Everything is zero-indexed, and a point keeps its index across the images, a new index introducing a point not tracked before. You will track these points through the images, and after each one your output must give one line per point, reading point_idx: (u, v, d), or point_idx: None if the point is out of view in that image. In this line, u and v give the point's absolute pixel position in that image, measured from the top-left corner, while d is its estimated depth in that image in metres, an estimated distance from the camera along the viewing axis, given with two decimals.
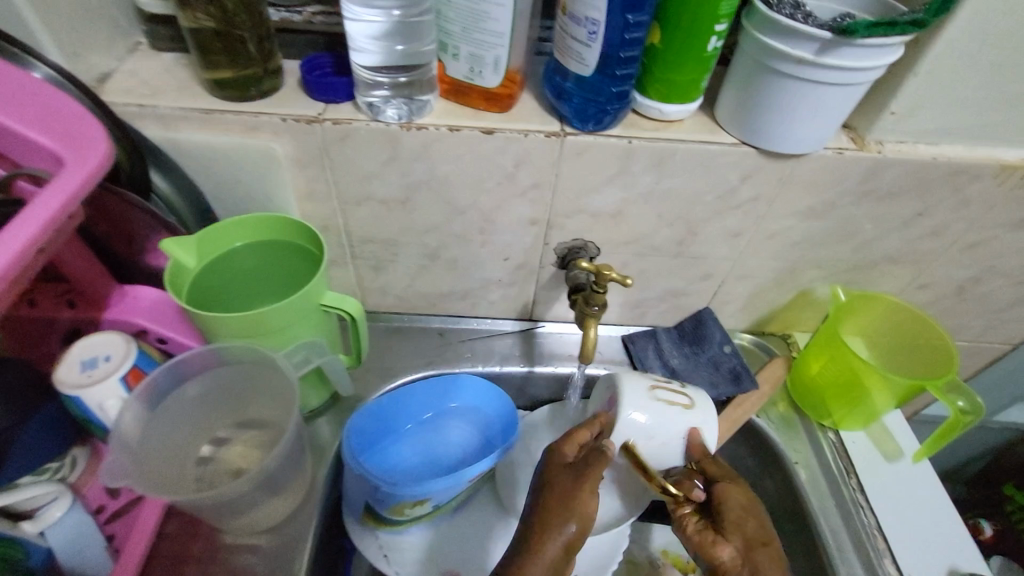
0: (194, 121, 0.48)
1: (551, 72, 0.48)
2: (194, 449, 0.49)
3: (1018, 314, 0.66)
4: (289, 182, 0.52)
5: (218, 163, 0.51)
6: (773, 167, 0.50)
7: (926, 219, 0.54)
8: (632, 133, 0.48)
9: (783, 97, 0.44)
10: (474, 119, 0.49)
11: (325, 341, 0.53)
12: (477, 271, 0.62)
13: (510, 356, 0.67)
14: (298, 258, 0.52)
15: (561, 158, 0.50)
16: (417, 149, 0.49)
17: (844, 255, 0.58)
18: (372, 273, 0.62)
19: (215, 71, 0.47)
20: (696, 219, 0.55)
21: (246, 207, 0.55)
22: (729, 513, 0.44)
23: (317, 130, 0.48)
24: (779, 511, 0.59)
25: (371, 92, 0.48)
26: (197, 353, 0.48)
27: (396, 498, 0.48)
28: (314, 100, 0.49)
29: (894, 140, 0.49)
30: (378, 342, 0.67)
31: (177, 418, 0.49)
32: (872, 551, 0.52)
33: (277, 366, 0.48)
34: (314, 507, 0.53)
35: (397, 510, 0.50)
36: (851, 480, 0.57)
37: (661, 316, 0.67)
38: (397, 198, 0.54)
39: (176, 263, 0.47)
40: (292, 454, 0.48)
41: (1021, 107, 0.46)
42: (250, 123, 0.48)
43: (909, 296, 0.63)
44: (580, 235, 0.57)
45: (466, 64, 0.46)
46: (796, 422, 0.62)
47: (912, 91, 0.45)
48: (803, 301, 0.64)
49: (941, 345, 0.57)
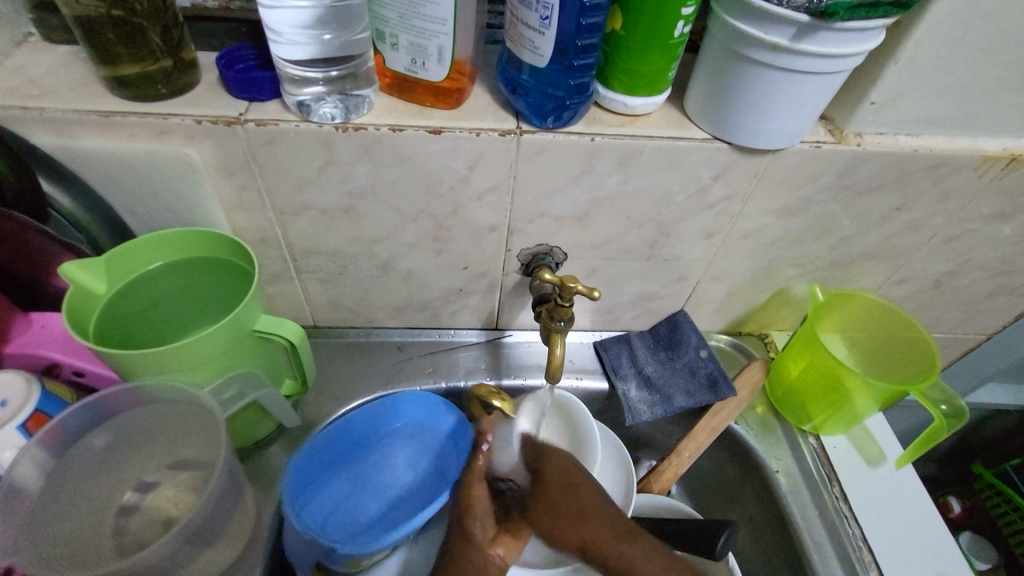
0: (92, 125, 0.42)
1: (505, 63, 0.43)
2: (117, 496, 0.43)
3: (994, 305, 0.65)
4: (213, 192, 0.46)
5: (127, 172, 0.44)
6: (747, 163, 0.46)
7: (905, 214, 0.51)
8: (595, 130, 0.44)
9: (757, 88, 0.40)
10: (419, 117, 0.43)
11: (263, 371, 0.47)
12: (435, 281, 0.57)
13: (475, 370, 0.62)
14: (229, 277, 0.47)
15: (518, 158, 0.45)
16: (356, 152, 0.44)
17: (822, 253, 0.55)
18: (320, 287, 0.57)
19: (113, 68, 0.40)
20: (667, 220, 0.51)
21: (166, 221, 0.48)
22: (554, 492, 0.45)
23: (239, 133, 0.42)
24: (760, 523, 0.56)
25: (300, 89, 0.42)
26: (111, 391, 0.41)
27: (350, 556, 0.46)
28: (236, 98, 0.43)
29: (874, 131, 0.46)
30: (331, 360, 0.61)
31: (91, 465, 0.43)
32: (858, 564, 0.50)
33: (204, 405, 0.42)
34: (258, 553, 0.48)
35: (352, 563, 0.48)
36: (834, 488, 0.54)
37: (634, 321, 0.64)
38: (339, 207, 0.48)
39: (80, 288, 0.41)
40: (225, 499, 0.43)
41: (1002, 94, 0.43)
42: (159, 127, 0.42)
43: (887, 291, 0.61)
44: (544, 241, 0.52)
45: (407, 55, 0.41)
46: (775, 427, 0.60)
47: (893, 78, 0.42)
48: (780, 300, 0.61)
49: (921, 343, 0.55)
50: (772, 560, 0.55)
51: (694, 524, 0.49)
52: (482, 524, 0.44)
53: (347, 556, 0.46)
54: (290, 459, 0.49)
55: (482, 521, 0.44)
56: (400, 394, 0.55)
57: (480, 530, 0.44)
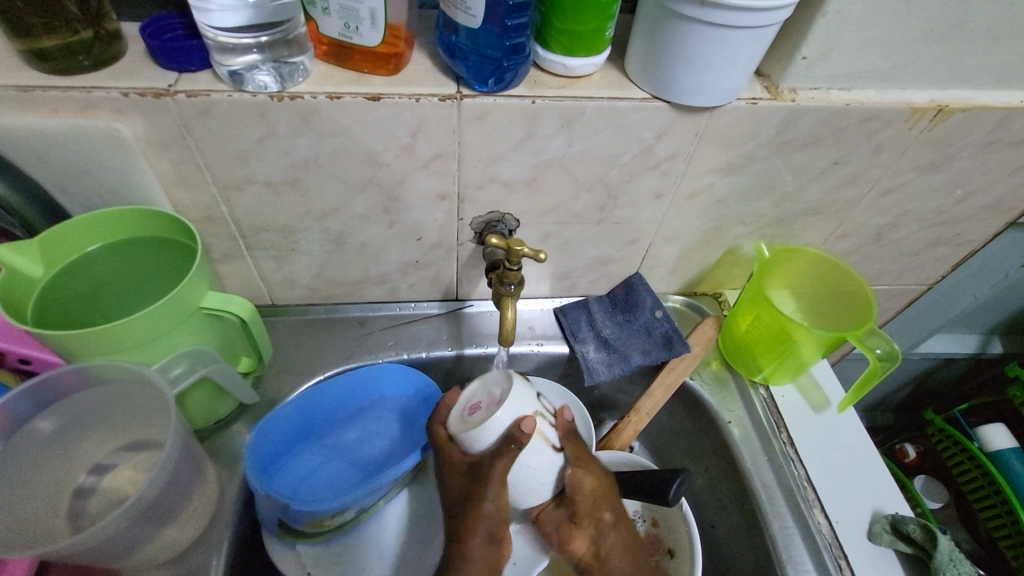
0: (11, 101, 0.40)
1: (441, 27, 0.43)
2: (72, 478, 0.43)
3: (934, 255, 0.68)
4: (150, 169, 0.45)
5: (54, 150, 0.43)
6: (687, 121, 0.47)
7: (842, 168, 0.53)
8: (536, 93, 0.44)
9: (690, 44, 0.41)
10: (358, 84, 0.43)
11: (215, 348, 0.47)
12: (390, 254, 0.57)
13: (437, 341, 0.63)
14: (173, 255, 0.46)
15: (461, 124, 0.45)
16: (295, 122, 0.43)
17: (767, 210, 0.57)
18: (274, 264, 0.56)
19: (29, 41, 0.38)
20: (614, 182, 0.51)
21: (103, 201, 0.47)
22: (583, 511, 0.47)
23: (170, 105, 0.41)
24: (715, 471, 0.59)
25: (233, 58, 0.41)
26: (57, 373, 0.41)
27: (311, 513, 0.46)
28: (166, 69, 0.42)
29: (808, 87, 0.47)
30: (291, 339, 0.61)
31: (42, 450, 0.42)
32: (802, 502, 0.53)
33: (153, 383, 0.42)
34: (224, 527, 0.49)
35: (315, 522, 0.48)
36: (782, 434, 0.57)
37: (592, 286, 0.65)
38: (284, 179, 0.48)
39: (12, 271, 0.40)
40: (179, 476, 0.43)
41: (926, 46, 0.45)
42: (83, 102, 0.40)
43: (832, 246, 0.63)
44: (496, 208, 0.53)
45: (339, 20, 0.40)
46: (728, 380, 0.62)
47: (823, 33, 0.43)
48: (731, 259, 0.63)
49: (860, 293, 0.57)
50: (725, 505, 0.57)
51: (651, 474, 0.51)
52: (495, 500, 0.42)
53: (307, 513, 0.46)
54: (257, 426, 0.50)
55: (494, 498, 0.42)
56: (380, 364, 0.56)
57: (491, 504, 0.42)
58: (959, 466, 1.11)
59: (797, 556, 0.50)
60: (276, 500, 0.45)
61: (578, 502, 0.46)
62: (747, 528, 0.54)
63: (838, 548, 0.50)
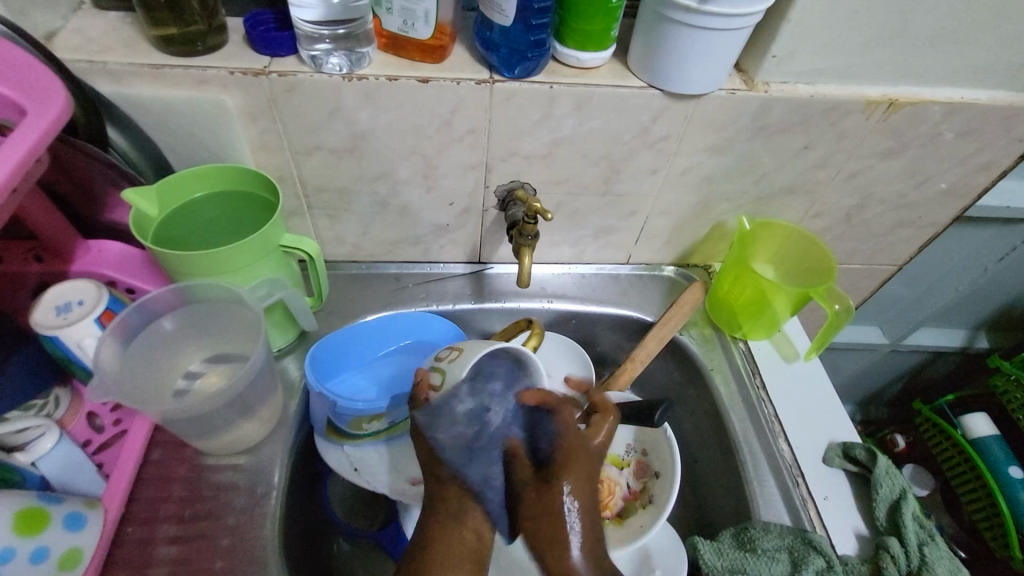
0: (143, 75, 0.51)
1: (479, 25, 0.53)
2: (172, 382, 0.54)
3: (900, 237, 0.77)
4: (242, 135, 0.56)
5: (172, 116, 0.54)
6: (677, 107, 0.57)
7: (811, 152, 0.62)
8: (554, 80, 0.54)
9: (678, 43, 0.50)
10: (411, 70, 0.53)
11: (287, 279, 0.58)
12: (426, 217, 0.67)
13: (462, 295, 0.73)
14: (257, 204, 0.56)
15: (492, 103, 0.55)
16: (359, 99, 0.54)
17: (748, 188, 0.66)
18: (329, 222, 0.67)
19: (162, 29, 0.49)
20: (617, 158, 0.61)
21: (202, 159, 0.58)
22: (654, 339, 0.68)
23: (264, 82, 0.52)
24: (699, 413, 0.69)
25: (313, 46, 0.51)
26: (163, 291, 0.52)
27: (353, 412, 0.57)
28: (260, 54, 0.53)
29: (779, 81, 0.56)
30: (339, 289, 0.72)
31: (151, 352, 0.54)
32: (769, 431, 0.62)
33: (243, 300, 0.53)
34: (287, 430, 0.60)
35: (356, 424, 0.58)
36: (757, 380, 0.67)
37: (597, 254, 0.75)
38: (345, 147, 0.58)
39: (139, 210, 0.51)
40: (262, 378, 0.54)
41: (875, 49, 0.54)
42: (198, 77, 0.51)
43: (807, 224, 0.73)
44: (517, 177, 0.63)
45: (399, 18, 0.51)
46: (713, 337, 0.72)
47: (789, 36, 0.53)
48: (718, 233, 0.73)
49: (825, 260, 0.66)
50: (707, 443, 0.67)
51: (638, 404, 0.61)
52: (439, 470, 0.44)
53: (350, 410, 0.57)
54: (313, 346, 0.61)
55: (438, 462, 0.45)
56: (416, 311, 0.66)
57: (442, 476, 0.44)
58: (944, 451, 1.16)
59: (761, 475, 0.59)
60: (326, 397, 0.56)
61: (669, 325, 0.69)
62: (723, 460, 0.63)
63: (796, 469, 0.59)
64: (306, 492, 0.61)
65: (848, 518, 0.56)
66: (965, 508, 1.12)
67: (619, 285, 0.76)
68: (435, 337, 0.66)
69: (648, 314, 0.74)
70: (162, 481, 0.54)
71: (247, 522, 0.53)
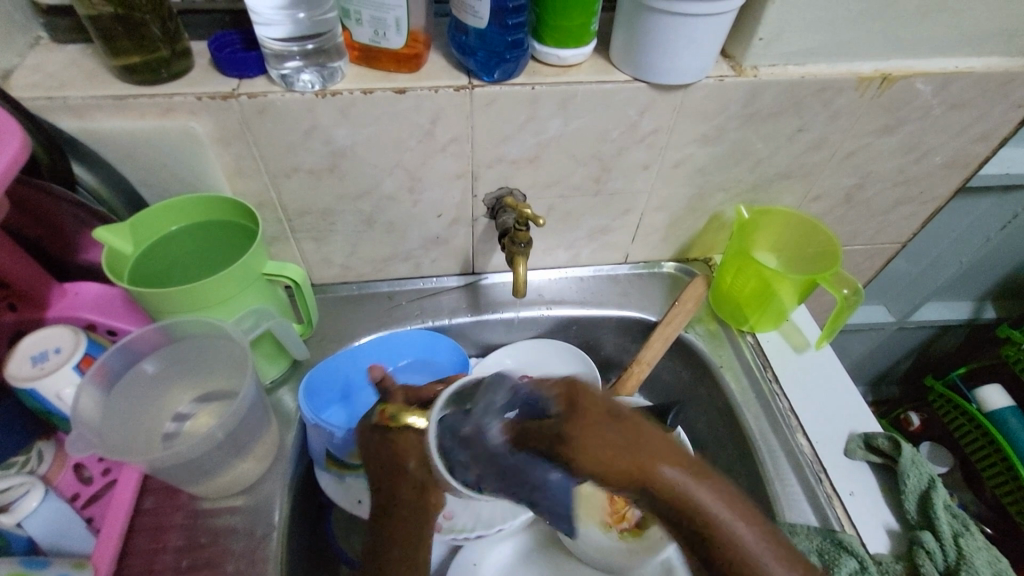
0: (107, 108, 0.49)
1: (453, 29, 0.51)
2: (159, 424, 0.52)
3: (902, 214, 0.75)
4: (216, 161, 0.54)
5: (141, 147, 0.52)
6: (665, 99, 0.55)
7: (806, 134, 0.60)
8: (535, 81, 0.52)
9: (660, 32, 0.48)
10: (386, 81, 0.51)
11: (272, 307, 0.56)
12: (414, 231, 0.65)
13: (457, 308, 0.71)
14: (234, 233, 0.54)
15: (473, 109, 0.53)
16: (334, 115, 0.52)
17: (744, 176, 0.64)
18: (314, 245, 0.65)
19: (122, 58, 0.47)
20: (607, 156, 0.59)
21: (176, 189, 0.56)
22: (656, 335, 0.66)
23: (234, 105, 0.50)
24: (711, 412, 0.66)
25: (282, 64, 0.49)
26: (144, 331, 0.50)
27: (352, 442, 0.55)
28: (228, 76, 0.50)
29: (768, 64, 0.55)
30: (330, 312, 0.70)
31: (135, 396, 0.51)
32: (785, 427, 0.60)
33: (228, 334, 0.50)
34: (286, 464, 0.57)
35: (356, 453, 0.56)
36: (768, 373, 0.65)
37: (593, 255, 0.73)
38: (324, 166, 0.56)
39: (112, 249, 0.49)
40: (254, 415, 0.52)
41: (863, 23, 0.52)
42: (165, 106, 0.49)
43: (807, 208, 0.71)
44: (505, 183, 0.61)
45: (370, 28, 0.48)
46: (719, 332, 0.70)
47: (774, 16, 0.51)
48: (715, 224, 0.70)
49: (828, 244, 0.64)
50: (722, 442, 0.64)
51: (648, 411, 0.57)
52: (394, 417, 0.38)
53: (350, 441, 0.55)
54: (306, 375, 0.58)
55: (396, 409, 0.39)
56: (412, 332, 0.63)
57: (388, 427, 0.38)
58: (963, 431, 1.13)
59: (782, 473, 0.57)
60: (323, 429, 0.54)
61: (673, 323, 0.67)
62: (740, 459, 0.61)
63: (818, 465, 0.57)
64: (309, 529, 0.59)
65: (877, 513, 0.54)
66: (988, 488, 1.09)
67: (618, 286, 0.74)
68: (433, 356, 0.64)
69: (650, 314, 0.72)
70: (157, 531, 0.51)
71: (249, 568, 0.51)
